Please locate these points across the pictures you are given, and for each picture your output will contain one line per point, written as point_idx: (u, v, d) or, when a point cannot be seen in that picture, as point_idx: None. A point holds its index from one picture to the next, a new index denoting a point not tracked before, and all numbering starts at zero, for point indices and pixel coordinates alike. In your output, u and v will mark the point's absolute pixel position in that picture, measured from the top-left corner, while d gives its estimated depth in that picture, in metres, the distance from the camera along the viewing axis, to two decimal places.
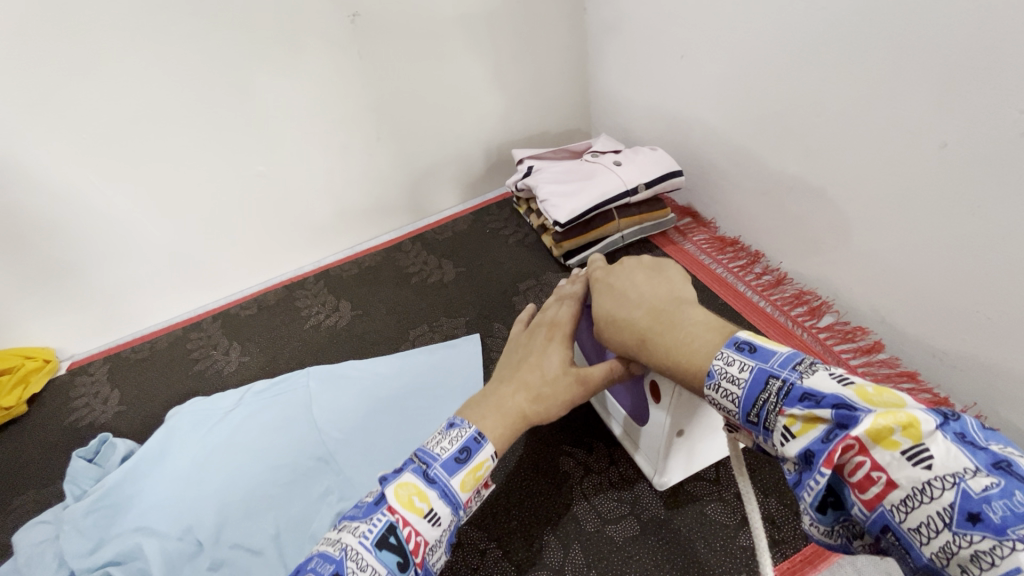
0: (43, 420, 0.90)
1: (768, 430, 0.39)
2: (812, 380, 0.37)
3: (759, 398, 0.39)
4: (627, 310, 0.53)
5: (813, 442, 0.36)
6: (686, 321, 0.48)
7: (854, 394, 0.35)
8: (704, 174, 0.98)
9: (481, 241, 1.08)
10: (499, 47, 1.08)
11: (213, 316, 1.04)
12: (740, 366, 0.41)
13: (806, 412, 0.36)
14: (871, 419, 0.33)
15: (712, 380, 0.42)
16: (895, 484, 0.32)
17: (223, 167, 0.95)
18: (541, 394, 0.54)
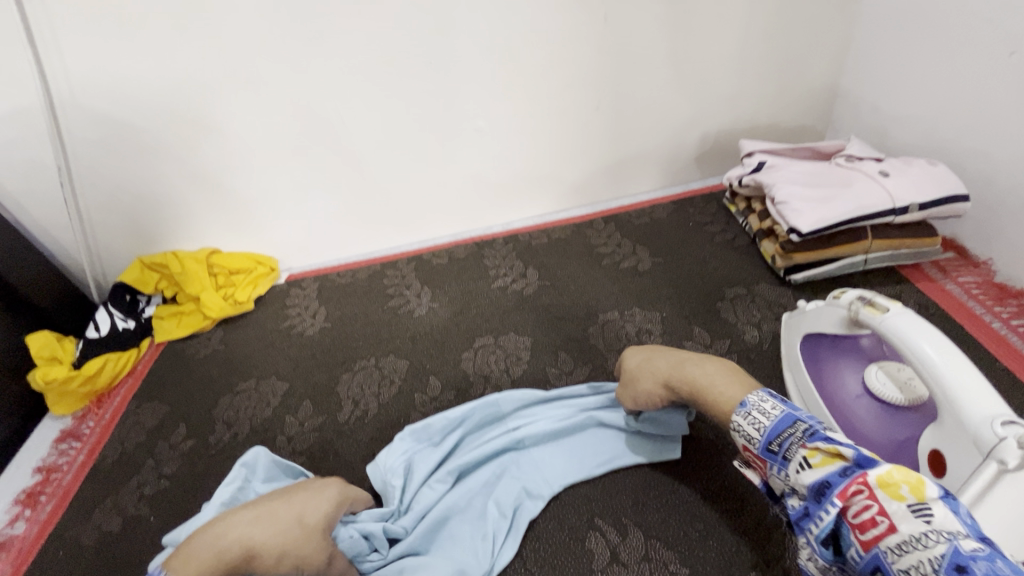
0: (264, 321, 1.02)
1: (784, 461, 0.46)
2: (836, 432, 0.45)
3: (785, 431, 0.46)
4: (663, 350, 0.64)
5: (829, 475, 0.41)
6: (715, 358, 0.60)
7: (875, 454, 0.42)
8: (994, 204, 0.82)
9: (684, 235, 1.00)
10: (754, 24, 0.97)
11: (407, 258, 1.10)
12: (772, 406, 0.49)
13: (828, 450, 0.43)
14: (893, 471, 0.39)
15: (744, 409, 0.50)
16: (893, 529, 0.37)
17: (454, 117, 0.98)
18: (280, 533, 0.50)
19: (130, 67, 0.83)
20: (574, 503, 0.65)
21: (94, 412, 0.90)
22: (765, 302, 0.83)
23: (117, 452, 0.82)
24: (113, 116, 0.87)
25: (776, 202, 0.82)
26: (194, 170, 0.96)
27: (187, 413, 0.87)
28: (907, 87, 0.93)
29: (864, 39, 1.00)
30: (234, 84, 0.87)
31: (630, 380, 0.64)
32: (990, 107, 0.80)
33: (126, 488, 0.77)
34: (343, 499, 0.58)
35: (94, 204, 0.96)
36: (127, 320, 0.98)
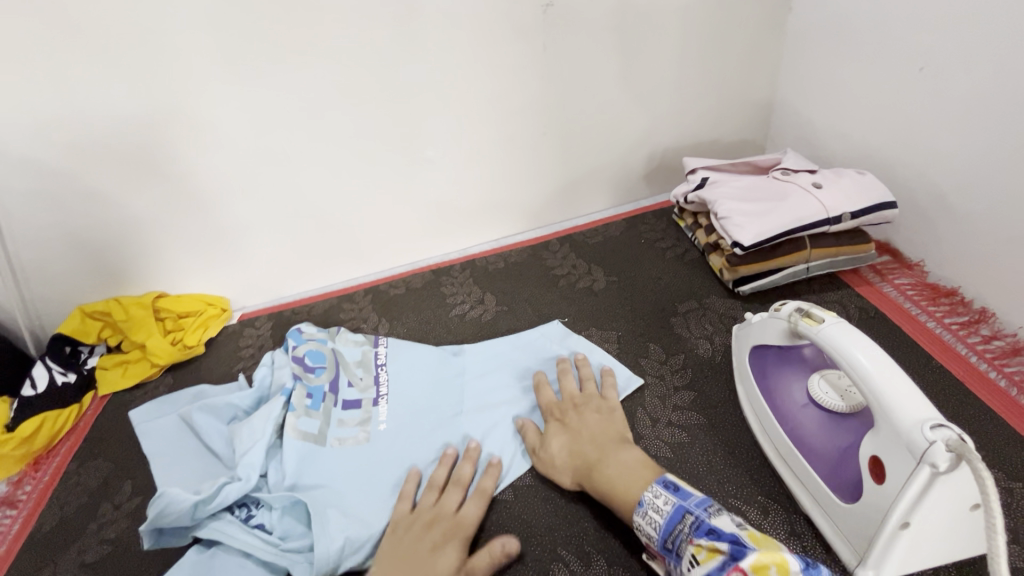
0: (216, 365, 0.98)
1: (678, 557, 0.51)
2: (717, 520, 0.50)
3: (675, 527, 0.52)
4: (586, 437, 0.66)
5: (711, 570, 0.47)
6: (629, 453, 0.62)
7: (746, 536, 0.48)
8: (922, 207, 0.86)
9: (637, 252, 1.02)
10: (688, 45, 1.01)
11: (364, 290, 1.09)
12: (664, 500, 0.54)
13: (710, 545, 0.48)
14: (758, 555, 0.46)
15: (642, 508, 0.55)
16: None
17: (402, 146, 0.98)
18: None
19: (60, 113, 0.81)
20: (537, 535, 0.64)
21: (32, 476, 0.85)
22: (716, 314, 0.85)
23: (56, 517, 0.77)
24: (46, 162, 0.85)
25: (719, 218, 0.84)
26: (135, 214, 0.93)
27: (132, 470, 0.82)
28: (834, 101, 0.98)
29: (793, 58, 1.05)
30: (168, 122, 0.86)
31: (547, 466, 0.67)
32: (910, 115, 0.85)
33: (66, 556, 0.72)
34: (469, 534, 0.61)
35: (29, 253, 0.93)
36: (67, 374, 0.93)
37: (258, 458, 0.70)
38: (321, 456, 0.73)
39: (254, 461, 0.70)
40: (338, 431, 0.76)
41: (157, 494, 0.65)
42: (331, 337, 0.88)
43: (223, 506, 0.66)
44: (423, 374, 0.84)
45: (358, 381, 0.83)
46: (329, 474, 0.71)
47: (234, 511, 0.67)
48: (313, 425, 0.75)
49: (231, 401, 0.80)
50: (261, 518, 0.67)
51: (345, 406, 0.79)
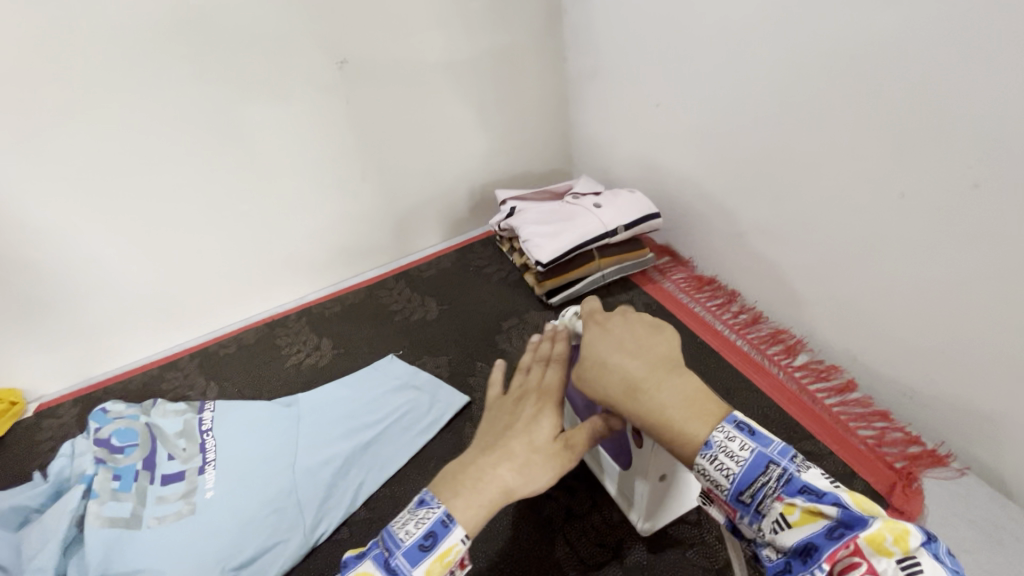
0: (7, 466, 0.86)
1: (757, 513, 0.42)
2: (810, 474, 0.41)
3: (757, 478, 0.41)
4: (621, 351, 0.51)
5: (811, 535, 0.38)
6: (682, 379, 0.48)
7: (848, 497, 0.39)
8: (679, 215, 1.04)
9: (466, 279, 1.09)
10: (485, 91, 1.12)
11: (190, 354, 1.03)
12: (740, 444, 0.43)
13: (807, 505, 0.39)
14: (879, 525, 0.36)
15: (708, 450, 0.43)
16: None
17: (210, 203, 0.96)
18: (526, 464, 0.49)
19: None
20: None
21: None
22: (533, 326, 0.94)
23: None
24: None
25: (523, 240, 0.94)
26: None
27: None
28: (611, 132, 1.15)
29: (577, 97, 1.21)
30: None
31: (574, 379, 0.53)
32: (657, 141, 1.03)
33: None
34: (559, 402, 0.54)
35: None
36: None
37: (50, 557, 0.63)
38: (135, 539, 0.67)
39: (45, 562, 0.63)
40: (157, 510, 0.71)
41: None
42: (144, 412, 0.82)
43: None
44: (254, 431, 0.82)
45: (180, 452, 0.78)
46: (144, 558, 0.66)
47: None
48: (123, 508, 0.69)
49: (17, 501, 0.71)
50: None
51: (165, 482, 0.74)
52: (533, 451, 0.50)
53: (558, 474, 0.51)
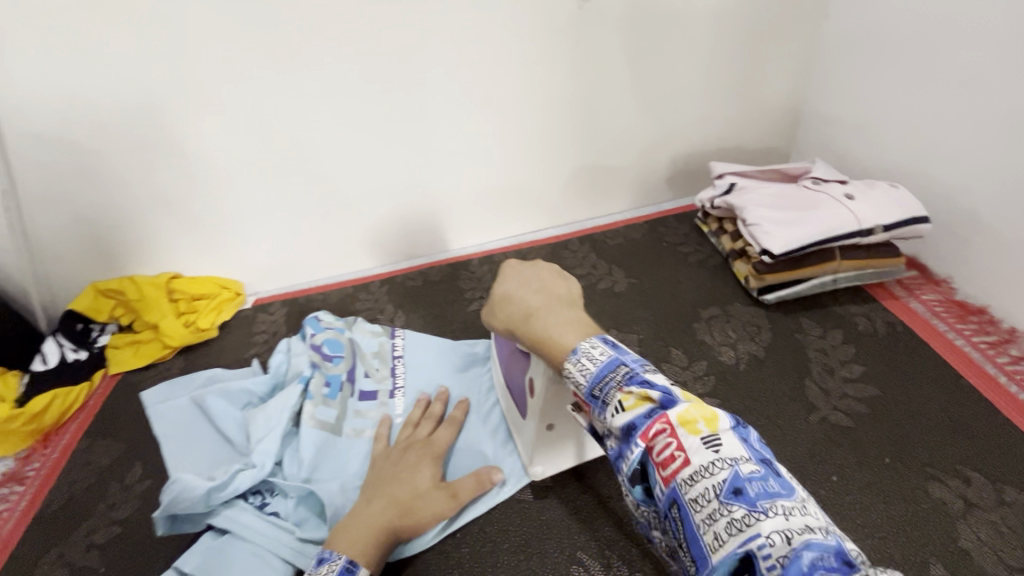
0: (229, 349, 0.98)
1: (603, 406, 0.42)
2: (652, 373, 0.42)
3: (606, 376, 0.43)
4: (528, 291, 0.57)
5: (637, 417, 0.40)
6: (570, 312, 0.53)
7: (678, 390, 0.41)
8: (951, 225, 0.86)
9: (659, 256, 1.01)
10: (721, 48, 1.00)
11: (379, 280, 1.08)
12: (601, 352, 0.45)
13: (641, 393, 0.41)
14: (687, 407, 0.39)
15: (575, 357, 0.46)
16: (688, 461, 0.37)
17: (427, 136, 0.97)
18: (410, 506, 0.61)
19: (87, 87, 0.80)
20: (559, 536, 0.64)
21: (40, 452, 0.84)
22: (740, 322, 0.84)
23: (64, 496, 0.75)
24: (68, 137, 0.84)
25: (748, 225, 0.83)
26: (157, 193, 0.93)
27: (144, 451, 0.80)
28: (867, 113, 0.97)
29: (823, 66, 1.04)
30: (193, 102, 0.85)
31: (490, 313, 0.60)
32: (943, 131, 0.85)
33: (73, 537, 0.70)
34: (439, 452, 0.67)
35: (43, 227, 0.92)
36: (78, 351, 0.93)
37: (271, 445, 0.69)
38: (338, 445, 0.72)
39: (267, 448, 0.69)
40: (355, 422, 0.75)
41: (171, 480, 0.64)
42: (348, 326, 0.87)
43: (238, 492, 0.65)
44: (441, 367, 0.84)
45: (375, 372, 0.82)
46: (346, 468, 0.70)
47: (248, 498, 0.66)
48: (330, 414, 0.75)
49: (243, 387, 0.80)
50: (276, 506, 0.66)
51: (362, 397, 0.78)
52: (417, 494, 0.62)
53: (442, 511, 0.62)
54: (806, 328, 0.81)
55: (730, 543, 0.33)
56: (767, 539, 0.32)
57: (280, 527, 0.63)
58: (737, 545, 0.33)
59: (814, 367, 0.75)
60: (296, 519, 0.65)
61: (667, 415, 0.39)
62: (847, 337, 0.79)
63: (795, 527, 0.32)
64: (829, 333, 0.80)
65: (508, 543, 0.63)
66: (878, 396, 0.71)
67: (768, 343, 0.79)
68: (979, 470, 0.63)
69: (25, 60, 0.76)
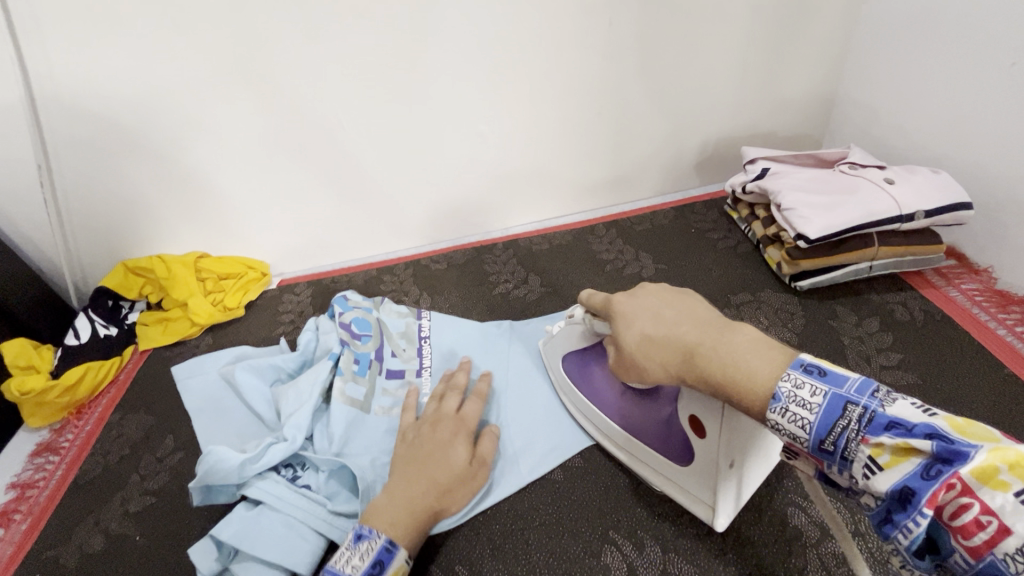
0: (256, 328, 0.98)
1: (847, 461, 0.39)
2: (897, 409, 0.38)
3: (836, 424, 0.39)
4: (668, 324, 0.53)
5: (905, 476, 0.36)
6: (742, 331, 0.48)
7: (946, 425, 0.36)
8: (993, 212, 0.84)
9: (686, 241, 0.99)
10: (756, 30, 0.98)
11: (404, 263, 1.07)
12: (812, 390, 0.41)
13: (896, 444, 0.37)
14: (977, 455, 0.34)
15: (777, 404, 0.42)
16: (1005, 528, 0.32)
17: (455, 118, 0.96)
18: (450, 486, 0.61)
19: (118, 62, 0.80)
20: (588, 517, 0.63)
21: (73, 424, 0.85)
22: (772, 308, 0.82)
23: (99, 465, 0.77)
24: (102, 115, 0.84)
25: (783, 209, 0.82)
26: (187, 172, 0.93)
27: (175, 425, 0.81)
28: (907, 97, 0.94)
29: (862, 51, 1.01)
30: (221, 81, 0.85)
31: (628, 364, 0.56)
32: (989, 114, 0.82)
33: (109, 505, 0.72)
34: (471, 427, 0.67)
35: (75, 205, 0.92)
36: (109, 327, 0.94)
37: (302, 419, 0.70)
38: (367, 422, 0.73)
39: (298, 422, 0.69)
40: (383, 400, 0.76)
41: (204, 452, 0.64)
42: (376, 306, 0.87)
43: (270, 465, 0.66)
44: (469, 349, 0.84)
45: (402, 351, 0.82)
46: (377, 445, 0.71)
47: (280, 471, 0.67)
48: (359, 391, 0.75)
49: (272, 363, 0.80)
50: (308, 479, 0.67)
51: (389, 376, 0.79)
52: (456, 474, 0.62)
53: (475, 486, 0.63)
54: (840, 316, 0.80)
55: None
56: None
57: (313, 499, 0.64)
58: None
59: (850, 354, 0.74)
60: (326, 493, 0.66)
61: (953, 471, 0.34)
62: (883, 324, 0.78)
63: None
64: (864, 320, 0.78)
65: (538, 521, 0.63)
66: (917, 383, 0.70)
67: (801, 330, 0.78)
68: None
69: (59, 36, 0.76)
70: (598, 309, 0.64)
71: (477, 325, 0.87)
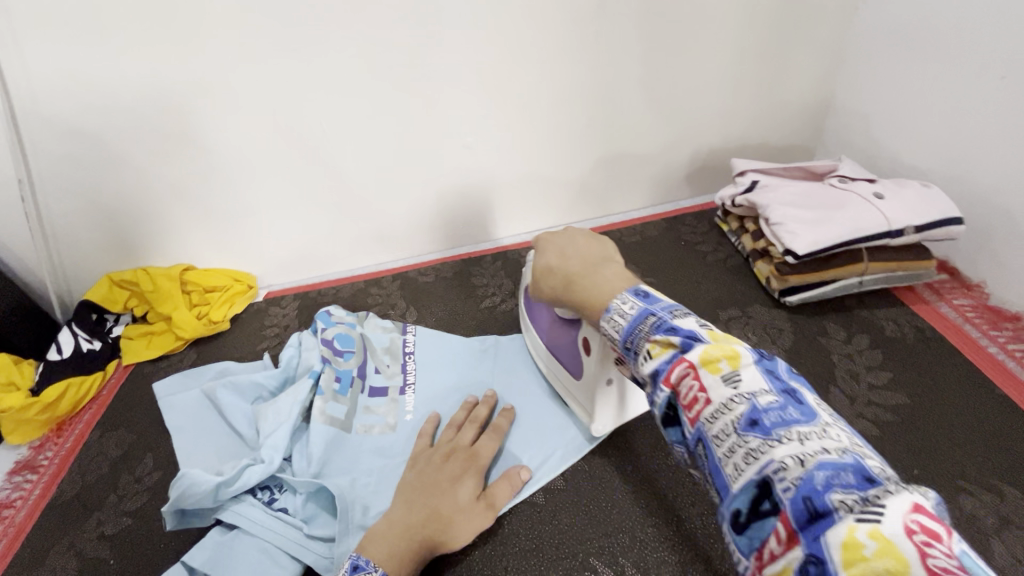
0: (240, 342, 0.97)
1: (636, 357, 0.42)
2: (681, 318, 0.41)
3: (636, 327, 0.42)
4: (568, 258, 0.58)
5: (661, 364, 0.39)
6: (611, 266, 0.53)
7: (704, 332, 0.39)
8: (986, 226, 0.83)
9: (676, 254, 0.98)
10: (745, 41, 0.97)
11: (391, 275, 1.06)
12: (631, 306, 0.44)
13: (662, 339, 0.40)
14: (707, 348, 0.38)
15: (608, 314, 0.46)
16: (709, 401, 0.36)
17: (442, 130, 0.96)
18: (453, 521, 0.59)
19: (99, 76, 0.79)
20: (569, 542, 0.62)
21: (53, 442, 0.84)
22: (760, 324, 0.81)
23: (76, 485, 0.76)
24: (83, 129, 0.84)
25: (771, 223, 0.81)
26: (171, 185, 0.92)
27: (155, 443, 0.80)
28: (899, 109, 0.93)
29: (853, 61, 1.00)
30: (203, 95, 0.84)
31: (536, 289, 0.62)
32: (982, 127, 0.81)
33: (84, 527, 0.70)
34: (483, 463, 0.65)
35: (58, 218, 0.92)
36: (92, 342, 0.93)
37: (280, 440, 0.68)
38: (347, 442, 0.71)
39: (276, 443, 0.68)
40: (364, 418, 0.74)
41: (177, 476, 0.64)
42: (360, 321, 0.86)
43: (246, 488, 0.64)
44: (453, 365, 0.83)
45: (386, 368, 0.81)
46: (357, 466, 0.70)
47: (256, 494, 0.66)
48: (340, 410, 0.74)
49: (253, 380, 0.79)
50: (284, 502, 0.66)
51: (372, 394, 0.78)
52: (460, 510, 0.60)
53: (482, 526, 0.60)
54: (830, 333, 0.78)
55: (749, 470, 0.33)
56: (780, 464, 0.31)
57: (288, 524, 0.63)
58: (754, 474, 0.32)
59: (838, 372, 0.73)
60: (303, 517, 0.64)
61: (688, 357, 0.38)
62: (873, 342, 0.76)
63: (809, 448, 0.31)
64: (854, 338, 0.77)
65: (517, 546, 0.62)
66: (906, 404, 0.69)
67: (789, 347, 0.77)
68: (1017, 486, 0.60)
69: (39, 50, 0.76)
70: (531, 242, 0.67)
71: (462, 341, 0.85)
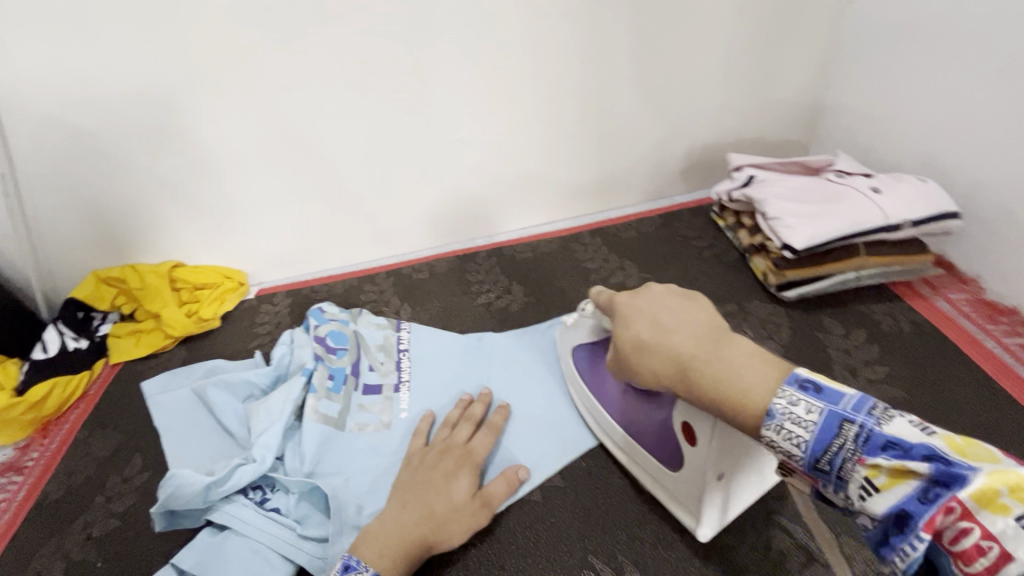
0: (231, 340, 0.96)
1: (843, 481, 0.40)
2: (892, 429, 0.39)
3: (833, 444, 0.40)
4: (669, 331, 0.54)
5: (902, 499, 0.37)
6: (733, 347, 0.49)
7: (942, 448, 0.37)
8: (981, 221, 0.83)
9: (672, 250, 0.98)
10: (741, 36, 0.96)
11: (385, 272, 1.05)
12: (807, 408, 0.42)
13: (891, 465, 0.38)
14: (973, 478, 0.35)
15: (774, 421, 0.43)
16: (1006, 553, 0.33)
17: (436, 125, 0.94)
18: (446, 521, 0.58)
19: (83, 68, 0.77)
20: (567, 540, 0.61)
21: (39, 442, 0.82)
22: (758, 320, 0.81)
23: (63, 486, 0.74)
24: (67, 122, 0.81)
25: (769, 218, 0.80)
26: (159, 180, 0.90)
27: (144, 443, 0.78)
28: (894, 104, 0.93)
29: (848, 56, 1.00)
30: (191, 89, 0.82)
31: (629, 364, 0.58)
32: (976, 122, 0.81)
33: (71, 529, 0.69)
34: (478, 460, 0.64)
35: (42, 214, 0.90)
36: (79, 340, 0.91)
37: (272, 439, 0.67)
38: (341, 440, 0.70)
39: (268, 443, 0.67)
40: (358, 416, 0.73)
41: (166, 476, 0.62)
42: (353, 318, 0.85)
43: (237, 488, 0.63)
44: (448, 362, 0.82)
45: (380, 365, 0.80)
46: (350, 464, 0.68)
47: (248, 494, 0.65)
48: (334, 408, 0.73)
49: (244, 378, 0.77)
50: (277, 502, 0.64)
51: (366, 392, 0.76)
52: (453, 509, 0.59)
53: (477, 525, 0.59)
54: (827, 328, 0.78)
55: None
56: None
57: (280, 524, 0.62)
58: None
59: (835, 367, 0.72)
60: (296, 517, 0.63)
61: (952, 495, 0.35)
62: (870, 337, 0.76)
63: None
64: (851, 332, 0.77)
65: (515, 545, 0.61)
66: (904, 398, 0.69)
67: (787, 342, 0.76)
68: None
69: (21, 41, 0.73)
70: (605, 302, 0.64)
71: (457, 338, 0.84)
